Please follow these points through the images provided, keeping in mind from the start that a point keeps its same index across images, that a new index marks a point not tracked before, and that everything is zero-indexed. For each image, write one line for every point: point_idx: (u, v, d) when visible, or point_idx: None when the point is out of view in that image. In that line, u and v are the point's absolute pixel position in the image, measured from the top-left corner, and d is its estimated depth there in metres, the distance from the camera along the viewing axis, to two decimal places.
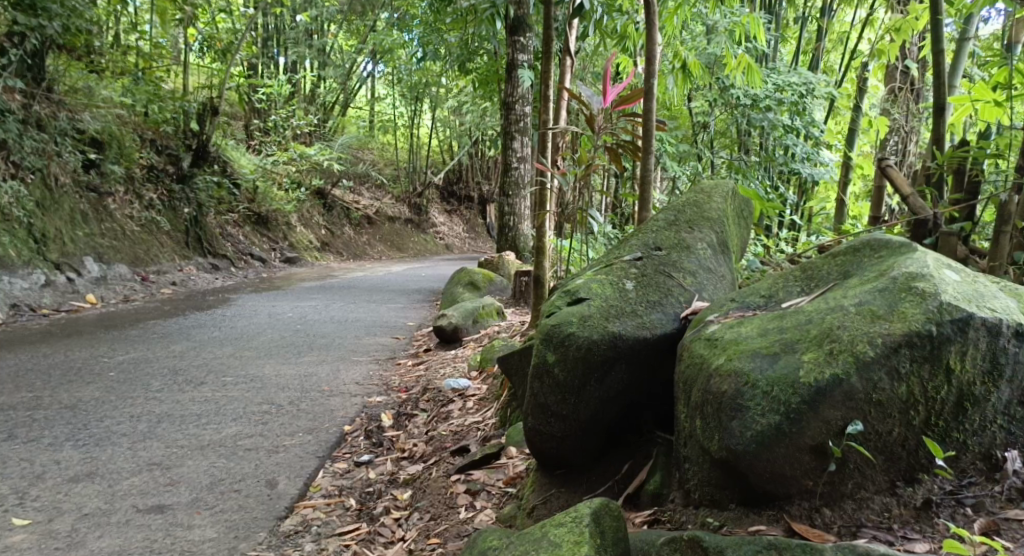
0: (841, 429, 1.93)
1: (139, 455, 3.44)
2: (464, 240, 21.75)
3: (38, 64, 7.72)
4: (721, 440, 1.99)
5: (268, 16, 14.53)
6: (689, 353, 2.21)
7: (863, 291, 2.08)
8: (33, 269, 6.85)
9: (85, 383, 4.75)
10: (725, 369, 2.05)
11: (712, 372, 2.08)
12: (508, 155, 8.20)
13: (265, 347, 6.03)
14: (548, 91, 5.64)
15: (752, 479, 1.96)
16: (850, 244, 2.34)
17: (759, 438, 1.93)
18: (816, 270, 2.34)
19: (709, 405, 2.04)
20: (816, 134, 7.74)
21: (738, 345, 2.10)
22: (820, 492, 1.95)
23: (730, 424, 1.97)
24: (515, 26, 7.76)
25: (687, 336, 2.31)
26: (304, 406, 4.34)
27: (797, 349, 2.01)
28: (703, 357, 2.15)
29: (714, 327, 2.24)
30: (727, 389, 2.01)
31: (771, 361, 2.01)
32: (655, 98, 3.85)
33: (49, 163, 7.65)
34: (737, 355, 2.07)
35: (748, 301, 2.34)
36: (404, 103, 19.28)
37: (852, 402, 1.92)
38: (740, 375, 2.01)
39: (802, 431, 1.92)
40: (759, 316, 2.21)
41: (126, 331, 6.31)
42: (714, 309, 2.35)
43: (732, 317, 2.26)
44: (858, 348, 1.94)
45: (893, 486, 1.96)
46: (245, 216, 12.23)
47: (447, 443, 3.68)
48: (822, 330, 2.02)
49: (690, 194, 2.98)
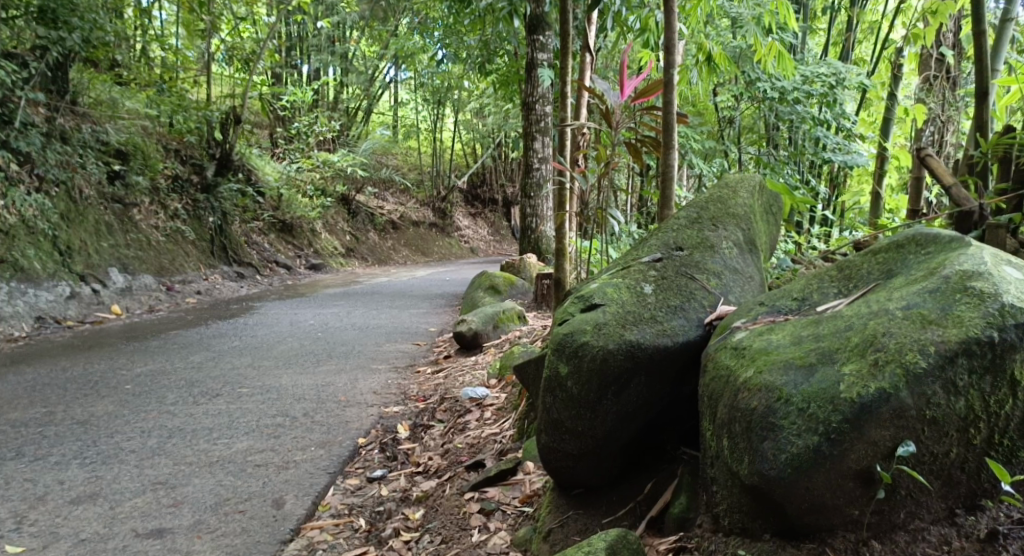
0: (890, 452, 1.73)
1: (145, 474, 3.32)
2: (489, 243, 21.63)
3: (61, 77, 7.68)
4: (752, 464, 1.79)
5: (290, 24, 14.53)
6: (715, 363, 2.01)
7: (911, 293, 1.87)
8: (58, 281, 6.80)
9: (99, 397, 4.65)
10: (754, 383, 1.85)
11: (740, 386, 1.88)
12: (530, 156, 8.05)
13: (285, 356, 5.91)
14: (567, 89, 5.47)
15: (790, 508, 1.77)
16: (892, 239, 2.13)
17: (795, 462, 1.73)
18: (854, 268, 2.14)
19: (736, 423, 1.85)
20: (847, 126, 7.48)
21: (769, 355, 1.91)
22: (867, 522, 1.76)
23: (761, 445, 1.78)
24: (535, 24, 7.62)
25: (712, 344, 2.11)
26: (319, 418, 4.20)
27: (836, 360, 1.81)
28: (730, 368, 1.95)
29: (741, 334, 2.05)
30: (757, 406, 1.82)
31: (807, 374, 1.81)
32: (675, 90, 3.67)
33: (72, 176, 7.62)
34: (768, 367, 1.87)
35: (778, 304, 2.14)
36: (427, 108, 19.21)
37: (901, 421, 1.72)
38: (772, 390, 1.81)
39: (844, 454, 1.72)
40: (792, 322, 2.01)
41: (147, 342, 6.23)
42: (741, 314, 2.16)
43: (761, 323, 2.07)
44: (907, 358, 1.74)
45: (951, 515, 1.77)
46: (270, 224, 12.19)
47: (463, 457, 3.51)
48: (864, 338, 1.82)
49: (714, 189, 2.78)
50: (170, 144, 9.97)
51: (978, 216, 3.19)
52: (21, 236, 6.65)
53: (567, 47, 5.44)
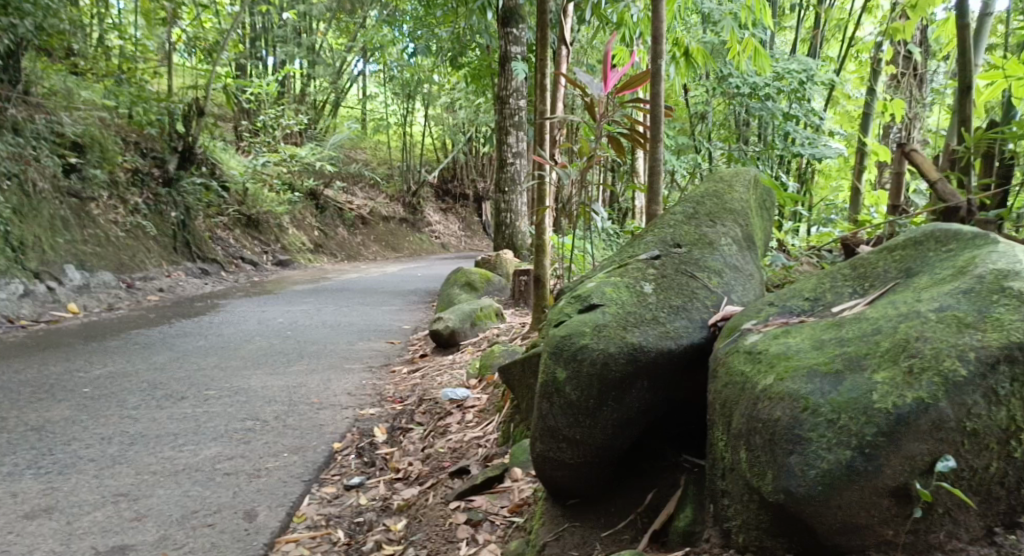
0: (928, 467, 1.63)
1: (105, 484, 3.14)
2: (460, 238, 21.43)
3: (13, 66, 7.38)
4: (777, 479, 1.69)
5: (255, 16, 14.21)
6: (728, 369, 1.92)
7: (943, 294, 1.79)
8: (11, 278, 6.52)
9: (56, 401, 4.43)
10: (775, 391, 1.76)
11: (759, 394, 1.79)
12: (503, 150, 7.91)
13: (253, 356, 5.71)
14: (545, 81, 5.34)
15: (819, 529, 1.66)
16: (910, 236, 2.07)
17: (825, 479, 1.64)
18: (871, 267, 2.09)
19: (758, 435, 1.75)
20: (818, 121, 7.47)
21: (789, 360, 1.82)
22: (901, 543, 1.66)
23: (787, 460, 1.68)
24: (507, 17, 7.51)
25: (722, 347, 2.02)
26: (290, 422, 4.04)
27: (865, 367, 1.73)
28: (746, 375, 1.86)
29: (755, 337, 1.96)
30: (780, 416, 1.72)
31: (834, 383, 1.72)
32: (662, 80, 3.57)
33: (25, 169, 7.32)
34: (789, 374, 1.78)
35: (789, 305, 2.09)
36: (396, 102, 18.96)
37: (940, 433, 1.62)
38: (796, 399, 1.72)
39: (879, 470, 1.62)
40: (809, 325, 1.93)
41: (107, 342, 5.99)
42: (750, 315, 2.08)
43: (774, 326, 1.99)
44: (945, 365, 1.65)
45: (990, 533, 1.68)
46: (235, 219, 11.90)
47: (445, 462, 3.38)
48: (896, 344, 1.73)
49: (712, 185, 2.71)
50: (129, 136, 9.70)
51: (966, 212, 3.12)
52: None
53: (545, 37, 5.30)
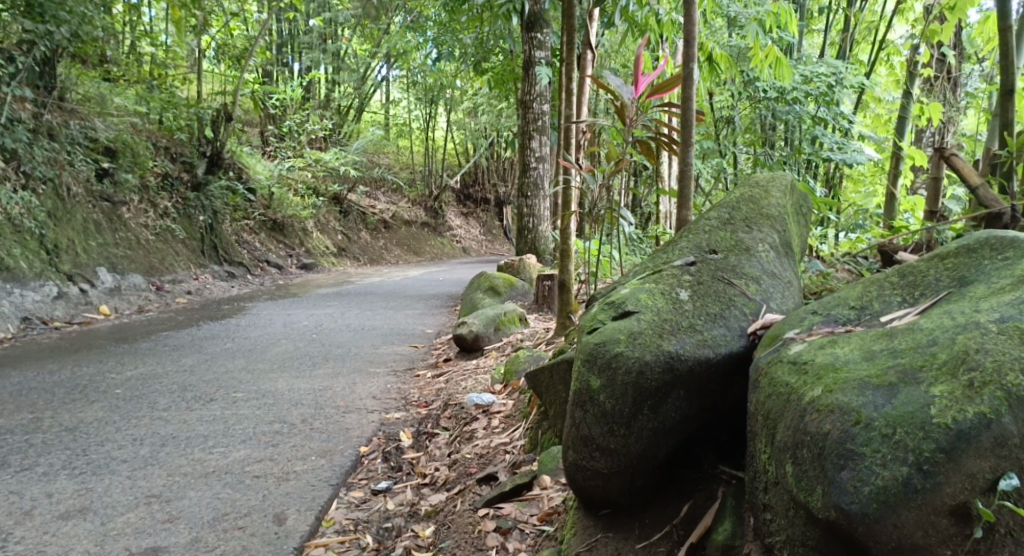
0: (990, 486, 1.58)
1: (138, 485, 3.14)
2: (481, 243, 21.43)
3: (49, 72, 7.50)
4: (826, 496, 1.64)
5: (282, 22, 14.33)
6: (771, 380, 1.88)
7: (1003, 305, 1.75)
8: (45, 281, 6.60)
9: (88, 402, 4.46)
10: (824, 403, 1.72)
11: (806, 406, 1.75)
12: (526, 155, 7.90)
13: (280, 359, 5.73)
14: (572, 84, 5.31)
15: (872, 548, 1.61)
16: (962, 244, 2.04)
17: (880, 495, 1.59)
18: (920, 275, 2.05)
19: (805, 448, 1.71)
20: (846, 125, 7.38)
21: (838, 372, 1.77)
22: None
23: (839, 475, 1.64)
24: (532, 22, 7.51)
25: (763, 357, 1.99)
26: (318, 425, 4.03)
27: (921, 381, 1.68)
28: (791, 387, 1.82)
29: (799, 347, 1.92)
30: (830, 430, 1.68)
31: (887, 396, 1.68)
32: (694, 84, 3.52)
33: (60, 173, 7.42)
34: (839, 386, 1.73)
35: (833, 314, 2.05)
36: (419, 107, 19.03)
37: (1003, 450, 1.58)
38: (848, 412, 1.68)
39: (938, 488, 1.57)
40: (857, 335, 1.89)
41: (137, 343, 6.04)
42: (793, 324, 2.04)
43: (818, 335, 1.95)
44: (1008, 380, 1.61)
45: None
46: (261, 223, 11.99)
47: (472, 468, 3.35)
48: (953, 356, 1.69)
49: (747, 191, 2.68)
50: (160, 141, 9.81)
51: (1010, 217, 3.06)
52: (7, 234, 6.46)
53: (572, 41, 5.28)
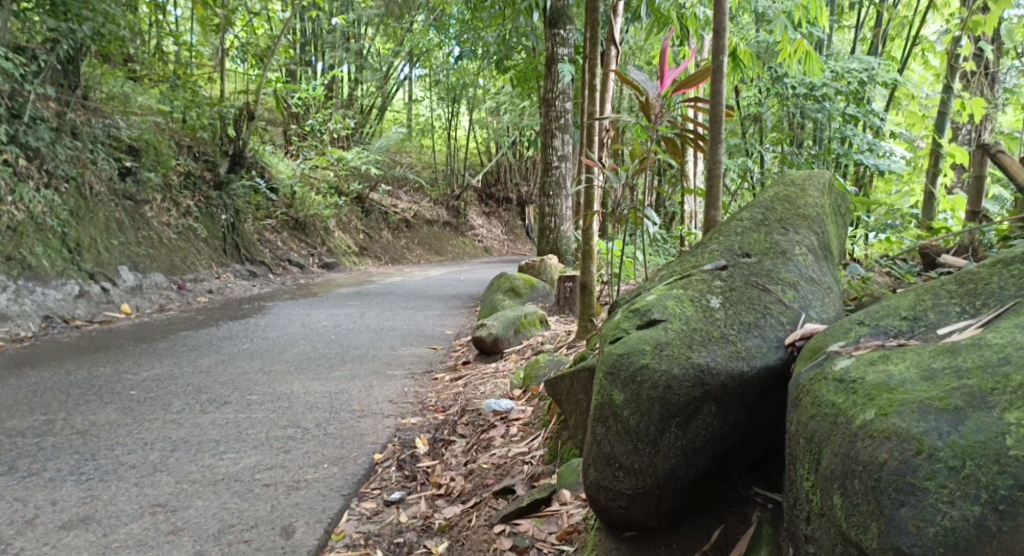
0: None
1: (144, 493, 3.03)
2: (503, 242, 21.27)
3: (73, 71, 7.50)
4: (884, 535, 1.49)
5: (305, 21, 14.28)
6: (815, 398, 1.73)
7: None
8: (67, 279, 6.54)
9: (102, 404, 4.37)
10: (878, 428, 1.56)
11: (858, 430, 1.59)
12: (548, 153, 7.75)
13: (297, 360, 5.62)
14: (595, 80, 5.15)
15: None
16: None
17: (946, 537, 1.43)
18: (982, 284, 1.89)
19: (857, 479, 1.56)
20: (879, 122, 7.17)
21: (893, 393, 1.62)
22: None
23: (899, 513, 1.48)
24: (555, 18, 7.36)
25: (805, 372, 1.83)
26: (332, 430, 3.91)
27: (992, 406, 1.52)
28: (840, 407, 1.66)
29: (846, 362, 1.77)
30: (887, 459, 1.52)
31: (954, 423, 1.51)
32: (724, 78, 3.35)
33: (83, 172, 7.38)
34: (895, 408, 1.57)
35: (883, 325, 1.89)
36: (442, 106, 18.94)
37: None
38: (907, 440, 1.52)
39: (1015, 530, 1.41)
40: (911, 350, 1.73)
41: (155, 343, 5.96)
42: (837, 335, 1.89)
43: (867, 349, 1.80)
44: None
45: None
46: (283, 222, 11.93)
47: (489, 479, 3.22)
48: None
49: (782, 190, 2.53)
50: (183, 140, 9.78)
51: None
52: (29, 232, 6.42)
53: (595, 36, 5.12)
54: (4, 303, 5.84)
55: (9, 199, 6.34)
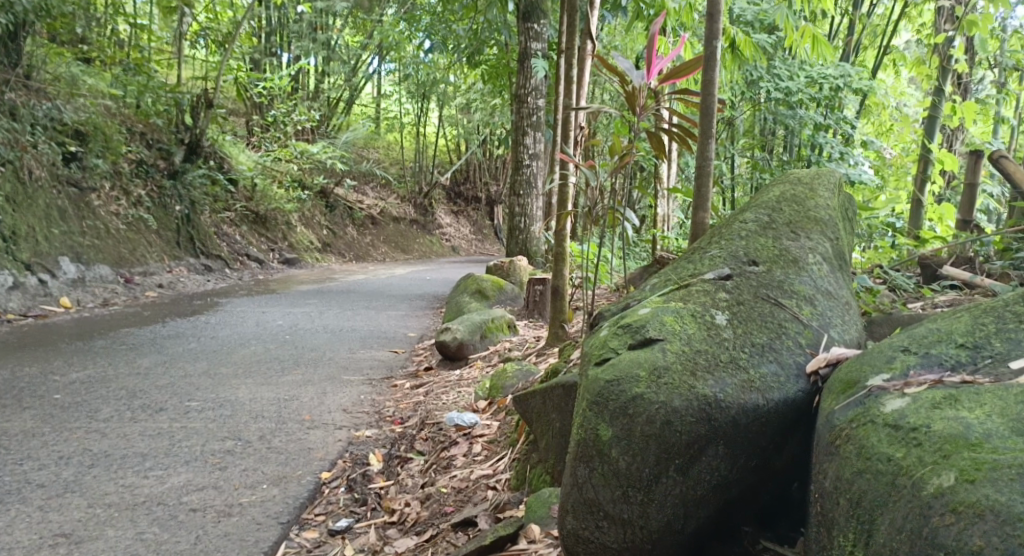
0: None
1: (48, 520, 2.67)
2: (471, 242, 20.86)
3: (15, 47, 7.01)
4: None
5: (270, 9, 13.77)
6: (861, 450, 1.49)
7: None
8: (0, 270, 6.05)
9: (20, 409, 3.95)
10: (964, 502, 1.30)
11: (932, 500, 1.33)
12: (519, 152, 7.43)
13: (246, 362, 5.22)
14: (572, 73, 4.84)
15: None
16: None
17: None
18: None
19: None
20: (850, 130, 7.02)
21: (976, 451, 1.36)
22: None
23: None
24: (528, 12, 7.06)
25: (841, 412, 1.61)
26: (276, 443, 3.55)
27: None
28: (903, 466, 1.41)
29: (899, 404, 1.54)
30: (983, 546, 1.25)
31: None
32: (717, 66, 3.05)
33: (22, 155, 6.85)
34: (985, 474, 1.31)
35: (935, 354, 1.68)
36: (410, 101, 18.51)
37: None
38: (1010, 521, 1.24)
39: None
40: (977, 395, 1.50)
41: (92, 341, 5.51)
42: (878, 367, 1.68)
43: (920, 385, 1.58)
44: None
45: None
46: (243, 215, 11.42)
47: (449, 506, 2.91)
48: None
49: (790, 189, 2.41)
50: (136, 127, 9.28)
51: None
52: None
53: (573, 26, 4.78)
54: None
55: None
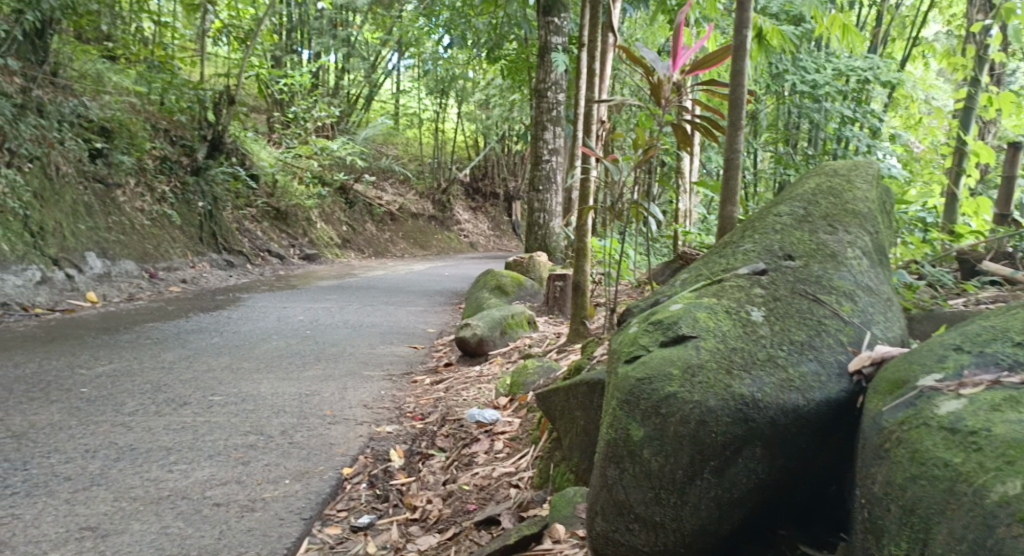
0: None
1: (74, 514, 2.66)
2: (489, 238, 20.84)
3: (43, 45, 7.07)
4: None
5: (291, 6, 13.80)
6: (914, 453, 1.44)
7: None
8: (28, 265, 6.08)
9: (47, 403, 3.96)
10: None
11: (993, 507, 1.27)
12: (539, 147, 7.38)
13: (267, 357, 5.21)
14: (594, 66, 4.77)
15: None
16: None
17: None
18: None
19: None
20: (877, 123, 6.91)
21: None
22: None
23: None
24: (549, 6, 6.99)
25: (890, 414, 1.56)
26: (299, 438, 3.52)
27: None
28: (960, 470, 1.35)
29: (954, 405, 1.48)
30: None
31: None
32: (747, 56, 2.97)
33: (49, 152, 6.88)
34: None
35: (991, 354, 1.62)
36: (430, 97, 18.51)
37: None
38: None
39: None
40: None
41: (117, 335, 5.53)
42: (930, 366, 1.62)
43: (976, 385, 1.52)
44: None
45: None
46: (264, 211, 11.46)
47: (471, 504, 2.87)
48: None
49: (826, 181, 2.41)
50: (160, 124, 9.33)
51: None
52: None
53: (596, 19, 4.72)
54: None
55: None
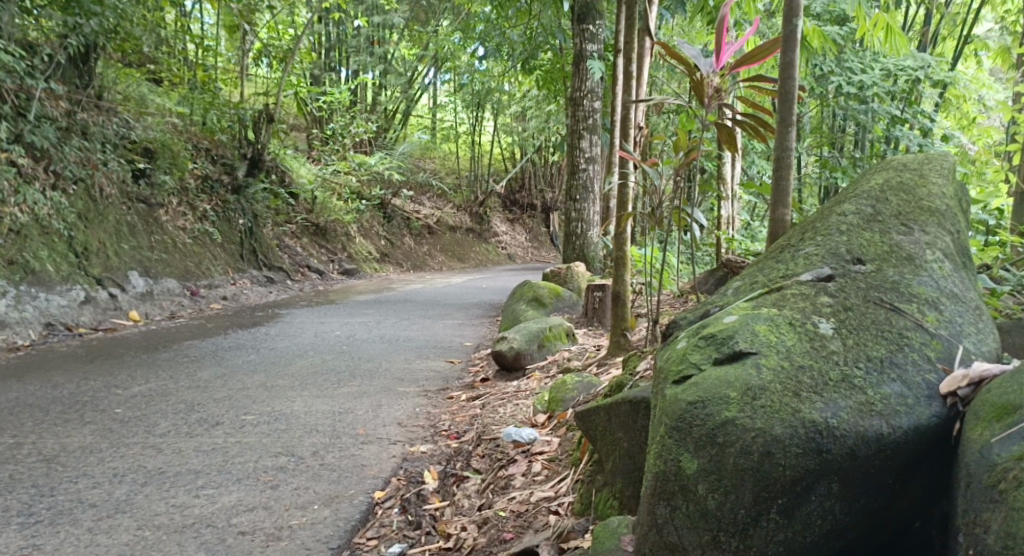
0: None
1: (96, 544, 2.54)
2: (528, 250, 20.66)
3: (87, 70, 7.16)
4: None
5: (328, 24, 13.84)
6: None
7: None
8: (72, 285, 6.06)
9: (81, 425, 3.87)
10: None
11: None
12: (576, 155, 7.19)
13: (302, 374, 5.10)
14: (632, 70, 4.57)
15: None
16: None
17: None
18: None
19: None
20: (930, 123, 6.59)
21: None
22: None
23: None
24: (584, 12, 6.81)
25: (1009, 449, 1.50)
26: (331, 459, 3.38)
27: None
28: None
29: None
30: None
31: None
32: (798, 48, 2.77)
33: (93, 173, 6.90)
34: None
35: None
36: (467, 111, 18.44)
37: None
38: None
39: None
40: None
41: (156, 354, 5.46)
42: None
43: None
44: None
45: None
46: (303, 227, 11.42)
47: (508, 533, 2.69)
48: None
49: (896, 176, 2.26)
50: (201, 143, 9.34)
51: None
52: (33, 236, 5.95)
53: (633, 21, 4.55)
54: (2, 310, 5.36)
55: (12, 201, 5.87)
